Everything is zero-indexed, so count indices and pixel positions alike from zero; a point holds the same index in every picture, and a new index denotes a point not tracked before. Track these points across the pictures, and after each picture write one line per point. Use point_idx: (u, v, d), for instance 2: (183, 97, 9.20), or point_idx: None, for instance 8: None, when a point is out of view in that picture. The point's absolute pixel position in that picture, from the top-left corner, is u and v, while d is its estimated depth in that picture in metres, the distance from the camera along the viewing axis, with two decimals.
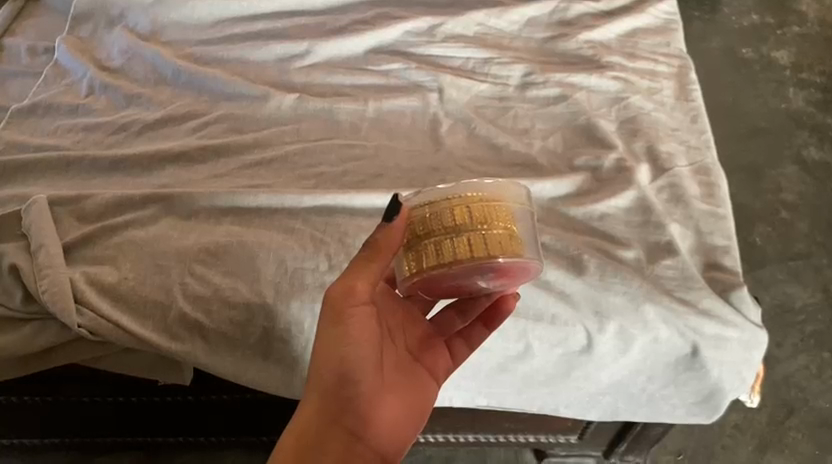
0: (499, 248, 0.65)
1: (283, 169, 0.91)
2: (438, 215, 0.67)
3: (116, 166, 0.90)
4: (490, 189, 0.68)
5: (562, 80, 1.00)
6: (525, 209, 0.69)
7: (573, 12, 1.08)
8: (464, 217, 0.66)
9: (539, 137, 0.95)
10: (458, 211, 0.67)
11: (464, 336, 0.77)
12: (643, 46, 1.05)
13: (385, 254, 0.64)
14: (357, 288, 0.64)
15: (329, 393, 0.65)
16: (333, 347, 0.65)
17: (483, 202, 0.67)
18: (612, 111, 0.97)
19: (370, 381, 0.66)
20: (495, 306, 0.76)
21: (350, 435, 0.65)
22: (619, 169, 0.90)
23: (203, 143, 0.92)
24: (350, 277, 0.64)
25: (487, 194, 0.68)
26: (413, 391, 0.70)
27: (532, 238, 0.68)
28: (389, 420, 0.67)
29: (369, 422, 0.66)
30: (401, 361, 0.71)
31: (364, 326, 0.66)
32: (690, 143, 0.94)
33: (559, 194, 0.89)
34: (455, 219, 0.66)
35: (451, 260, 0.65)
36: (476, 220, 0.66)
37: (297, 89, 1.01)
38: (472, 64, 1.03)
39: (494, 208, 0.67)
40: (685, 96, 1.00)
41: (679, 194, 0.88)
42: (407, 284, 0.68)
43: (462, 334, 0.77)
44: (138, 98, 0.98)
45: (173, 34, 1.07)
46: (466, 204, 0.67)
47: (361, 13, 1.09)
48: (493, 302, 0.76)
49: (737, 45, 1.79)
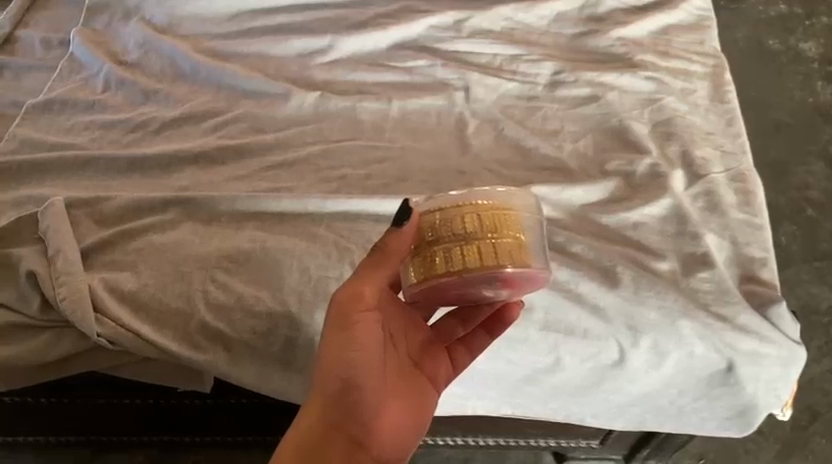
0: (508, 258, 0.63)
1: (306, 171, 0.88)
2: (447, 220, 0.65)
3: (134, 166, 0.88)
4: (501, 195, 0.66)
5: (593, 79, 0.96)
6: (536, 218, 0.67)
7: (604, 7, 1.04)
8: (475, 224, 0.64)
9: (569, 139, 0.92)
10: (468, 217, 0.64)
11: (465, 343, 0.75)
12: (676, 43, 1.02)
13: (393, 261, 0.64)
14: (365, 293, 0.64)
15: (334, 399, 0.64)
16: (339, 352, 0.64)
17: (494, 209, 0.65)
18: (645, 113, 0.94)
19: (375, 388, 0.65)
20: (498, 315, 0.74)
21: (351, 442, 0.64)
22: (653, 175, 0.87)
23: (224, 143, 0.90)
24: (358, 283, 0.64)
25: (498, 202, 0.65)
26: (416, 399, 0.70)
27: (542, 248, 0.66)
28: (391, 428, 0.66)
29: (373, 429, 0.65)
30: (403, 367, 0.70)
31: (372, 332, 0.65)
32: (726, 148, 0.91)
33: (591, 200, 0.86)
34: (464, 226, 0.64)
35: (459, 268, 0.63)
36: (487, 227, 0.63)
37: (319, 86, 0.98)
38: (499, 61, 1.00)
39: (505, 216, 0.65)
40: (720, 97, 0.96)
41: (715, 202, 0.85)
42: (413, 292, 0.66)
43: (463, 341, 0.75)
44: (156, 95, 0.95)
45: (191, 26, 1.03)
46: (477, 211, 0.64)
47: (385, 6, 1.06)
48: (496, 311, 0.74)
49: (764, 35, 1.74)
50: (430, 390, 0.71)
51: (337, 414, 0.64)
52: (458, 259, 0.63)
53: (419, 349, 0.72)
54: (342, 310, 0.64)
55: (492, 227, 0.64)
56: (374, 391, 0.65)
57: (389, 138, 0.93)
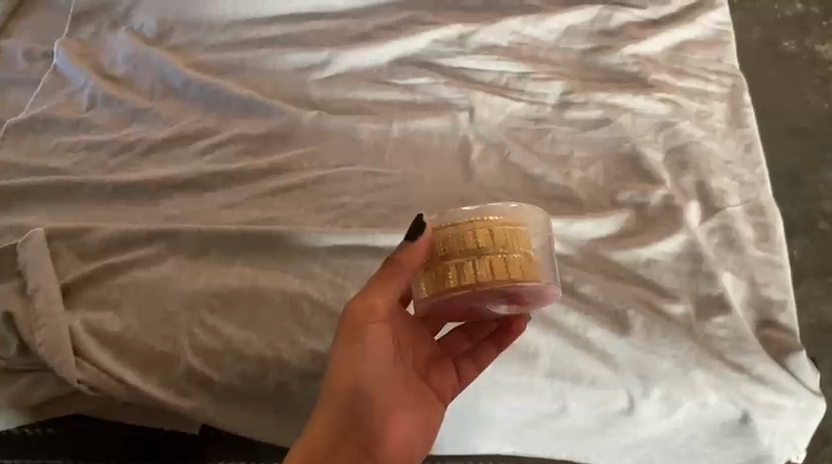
0: (519, 272, 0.63)
1: (301, 199, 0.84)
2: (459, 236, 0.65)
3: (120, 193, 0.83)
4: (513, 211, 0.66)
5: (604, 100, 0.91)
6: (546, 234, 0.66)
7: (617, 21, 0.99)
8: (486, 240, 0.64)
9: (578, 166, 0.88)
10: (479, 233, 0.64)
11: (473, 355, 0.72)
12: (692, 61, 0.97)
13: (404, 272, 0.64)
14: (378, 304, 0.64)
15: (343, 408, 0.63)
16: (350, 363, 0.63)
17: (505, 225, 0.65)
18: (659, 138, 0.89)
19: (385, 398, 0.65)
20: (506, 327, 0.71)
21: (360, 452, 0.63)
22: (666, 208, 0.83)
23: (215, 168, 0.85)
24: (369, 294, 0.64)
25: (508, 218, 0.65)
26: (424, 411, 0.68)
27: (552, 263, 0.66)
28: (398, 440, 0.65)
29: (381, 440, 0.64)
30: (411, 380, 0.68)
31: (381, 344, 0.65)
32: (744, 178, 0.86)
33: (602, 234, 0.81)
34: (476, 242, 0.64)
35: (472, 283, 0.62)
36: (499, 243, 0.64)
37: (315, 104, 0.93)
38: (506, 79, 0.95)
39: (517, 232, 0.65)
40: (738, 121, 0.91)
41: (732, 238, 0.81)
42: (425, 305, 0.65)
43: (470, 355, 0.72)
44: (144, 114, 0.90)
45: (182, 37, 0.98)
46: (488, 227, 0.64)
47: (386, 17, 1.00)
48: (504, 323, 0.72)
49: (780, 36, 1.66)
50: (438, 404, 0.69)
51: (346, 423, 0.63)
52: (470, 275, 0.63)
53: (425, 362, 0.71)
54: (355, 321, 0.64)
55: (503, 243, 0.64)
56: (383, 401, 0.65)
57: (389, 162, 0.88)
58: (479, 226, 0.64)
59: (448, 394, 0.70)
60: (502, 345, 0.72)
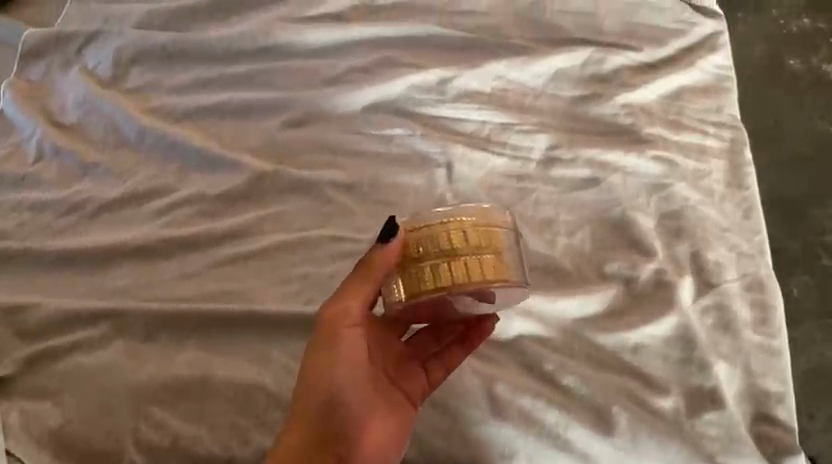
0: (496, 273, 0.60)
1: (263, 269, 0.77)
2: (432, 234, 0.61)
3: (65, 261, 0.77)
4: (484, 209, 0.62)
5: (593, 157, 0.85)
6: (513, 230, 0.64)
7: (609, 64, 0.92)
8: (462, 240, 0.60)
9: (564, 231, 0.81)
10: (453, 233, 0.60)
11: (441, 356, 0.69)
12: (690, 111, 0.89)
13: (378, 273, 0.62)
14: (350, 307, 0.63)
15: (316, 417, 0.61)
16: (321, 367, 0.62)
17: (477, 222, 0.61)
18: (652, 201, 0.82)
19: (358, 403, 0.63)
20: (475, 325, 0.69)
21: (334, 462, 0.61)
22: (657, 284, 0.76)
23: (168, 233, 0.78)
24: (341, 299, 0.63)
25: (479, 215, 0.62)
26: (396, 417, 0.65)
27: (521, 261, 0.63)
28: (374, 443, 0.63)
29: (355, 444, 0.62)
30: (381, 384, 0.66)
31: (354, 349, 0.63)
32: (742, 249, 0.80)
33: (587, 314, 0.75)
34: (451, 242, 0.60)
35: (449, 285, 0.59)
36: (475, 242, 0.60)
37: (281, 156, 0.86)
38: (488, 131, 0.88)
39: (491, 230, 0.61)
40: (737, 182, 0.85)
41: (728, 319, 0.75)
42: (395, 309, 0.63)
43: (439, 356, 0.69)
44: (95, 168, 0.83)
45: (138, 78, 0.90)
46: (462, 226, 0.61)
47: (361, 57, 0.93)
48: (472, 322, 0.69)
49: None
50: (408, 407, 0.66)
51: (319, 428, 0.61)
52: (447, 276, 0.60)
53: (394, 361, 0.68)
54: (327, 323, 0.63)
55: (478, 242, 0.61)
56: (358, 402, 0.63)
57: (358, 225, 0.81)
58: (452, 224, 0.61)
59: (417, 398, 0.67)
60: (471, 348, 0.70)
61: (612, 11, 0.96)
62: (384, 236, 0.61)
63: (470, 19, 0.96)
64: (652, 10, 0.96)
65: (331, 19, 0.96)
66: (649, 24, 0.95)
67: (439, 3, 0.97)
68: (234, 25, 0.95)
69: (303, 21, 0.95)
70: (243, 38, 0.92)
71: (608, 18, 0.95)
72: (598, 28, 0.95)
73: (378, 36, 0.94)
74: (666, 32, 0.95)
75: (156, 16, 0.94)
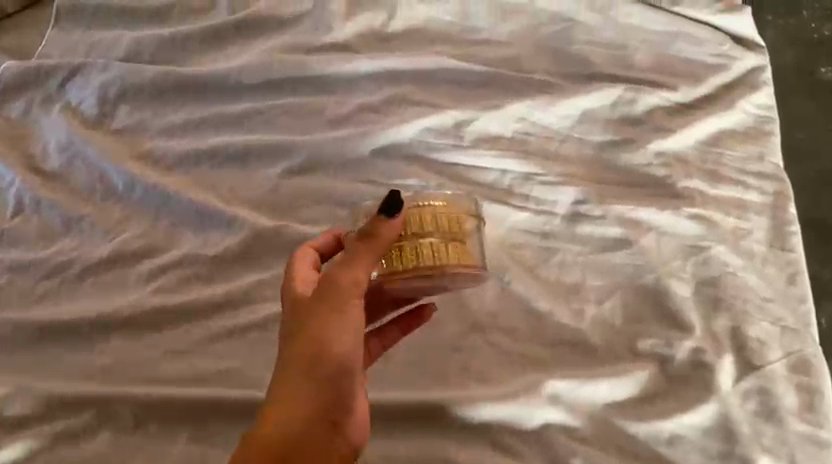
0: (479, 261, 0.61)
1: (262, 342, 0.70)
2: (421, 215, 0.60)
3: (46, 334, 0.70)
4: (450, 196, 0.63)
5: (624, 214, 0.77)
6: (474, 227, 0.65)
7: (642, 105, 0.84)
8: (452, 225, 0.60)
9: (592, 299, 0.74)
10: (443, 216, 0.60)
11: (379, 332, 0.67)
12: (730, 159, 0.82)
13: (379, 251, 0.56)
14: (356, 276, 0.55)
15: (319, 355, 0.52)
16: (334, 341, 0.53)
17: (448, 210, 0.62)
18: (689, 266, 0.75)
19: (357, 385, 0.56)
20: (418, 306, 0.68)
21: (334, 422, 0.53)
22: (695, 365, 0.70)
23: (160, 302, 0.71)
24: (348, 268, 0.55)
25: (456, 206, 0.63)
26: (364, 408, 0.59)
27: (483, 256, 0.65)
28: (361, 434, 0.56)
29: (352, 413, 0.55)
30: None
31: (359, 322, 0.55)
32: (786, 322, 0.73)
33: (617, 399, 0.68)
34: (443, 224, 0.60)
35: (445, 264, 0.58)
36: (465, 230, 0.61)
37: (282, 209, 0.78)
38: (509, 181, 0.80)
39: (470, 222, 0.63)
40: (781, 242, 0.78)
41: (772, 407, 0.68)
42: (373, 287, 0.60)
43: (379, 333, 0.67)
44: (79, 223, 0.76)
45: (126, 117, 0.82)
46: (450, 212, 0.61)
47: (370, 94, 0.85)
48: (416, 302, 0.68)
49: None
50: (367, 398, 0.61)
51: (330, 414, 0.53)
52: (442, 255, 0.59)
53: None
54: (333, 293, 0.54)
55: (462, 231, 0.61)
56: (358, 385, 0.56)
57: None
58: (440, 208, 0.61)
59: None
60: (408, 331, 0.68)
61: (642, 43, 0.88)
62: (388, 212, 0.56)
63: (489, 50, 0.88)
64: (689, 41, 0.88)
65: (337, 48, 0.87)
66: (685, 57, 0.87)
67: (454, 33, 0.89)
68: (232, 56, 0.87)
69: (306, 51, 0.87)
70: (241, 72, 0.84)
71: (639, 52, 0.87)
72: (628, 62, 0.87)
73: (389, 71, 0.85)
74: (705, 67, 0.87)
75: (146, 44, 0.86)
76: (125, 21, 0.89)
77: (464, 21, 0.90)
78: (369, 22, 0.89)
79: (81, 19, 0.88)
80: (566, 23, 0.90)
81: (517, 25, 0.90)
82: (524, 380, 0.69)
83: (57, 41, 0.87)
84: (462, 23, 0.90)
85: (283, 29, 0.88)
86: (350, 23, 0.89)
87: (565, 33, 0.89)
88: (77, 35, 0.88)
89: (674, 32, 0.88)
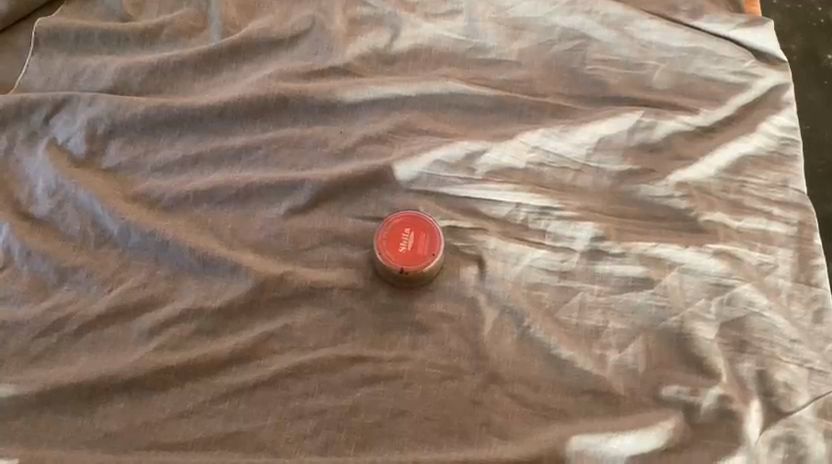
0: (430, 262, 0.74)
1: (271, 401, 0.67)
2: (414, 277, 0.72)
3: (46, 400, 0.66)
4: (438, 291, 0.73)
5: (646, 251, 0.74)
6: (472, 269, 0.74)
7: (661, 131, 0.80)
8: (430, 274, 0.73)
9: (613, 344, 0.71)
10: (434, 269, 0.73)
11: (411, 241, 0.73)
12: (754, 187, 0.79)
13: None
14: None
15: None
16: None
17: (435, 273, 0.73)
18: (713, 305, 0.72)
19: None
20: (417, 239, 0.73)
21: None
22: (721, 414, 0.68)
23: (164, 361, 0.68)
24: None
25: (451, 273, 0.74)
26: None
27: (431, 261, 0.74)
28: None
29: None
30: None
31: None
32: (813, 364, 0.71)
33: (643, 451, 0.66)
34: (432, 271, 0.73)
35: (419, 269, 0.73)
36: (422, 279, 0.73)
37: (287, 252, 0.74)
38: (525, 216, 0.77)
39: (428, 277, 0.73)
40: (808, 276, 0.75)
41: (799, 455, 0.67)
42: None
43: (412, 237, 0.73)
44: (73, 273, 0.72)
45: (118, 155, 0.78)
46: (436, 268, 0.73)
47: (375, 123, 0.81)
48: (416, 238, 0.73)
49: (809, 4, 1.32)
50: None
51: None
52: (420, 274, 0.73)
53: None
54: None
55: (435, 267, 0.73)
56: None
57: (381, 342, 0.71)
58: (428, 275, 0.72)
59: None
60: (383, 245, 0.73)
61: (659, 61, 0.84)
62: None
63: (498, 71, 0.85)
64: (708, 58, 0.85)
65: (338, 73, 0.83)
66: (705, 75, 0.84)
67: (461, 52, 0.86)
68: (228, 83, 0.82)
69: (308, 77, 0.82)
70: (239, 103, 0.79)
71: (657, 71, 0.84)
72: (645, 82, 0.84)
73: (394, 98, 0.81)
74: (725, 87, 0.84)
75: (134, 71, 0.81)
76: (110, 47, 0.83)
77: (471, 39, 0.86)
78: (369, 43, 0.85)
79: (63, 45, 0.83)
80: (578, 39, 0.85)
81: (526, 43, 0.86)
82: (546, 438, 0.66)
83: (38, 68, 0.82)
84: (470, 42, 0.86)
85: (282, 54, 0.84)
86: (352, 44, 0.84)
87: (578, 51, 0.85)
88: (58, 63, 0.82)
89: (694, 49, 0.85)
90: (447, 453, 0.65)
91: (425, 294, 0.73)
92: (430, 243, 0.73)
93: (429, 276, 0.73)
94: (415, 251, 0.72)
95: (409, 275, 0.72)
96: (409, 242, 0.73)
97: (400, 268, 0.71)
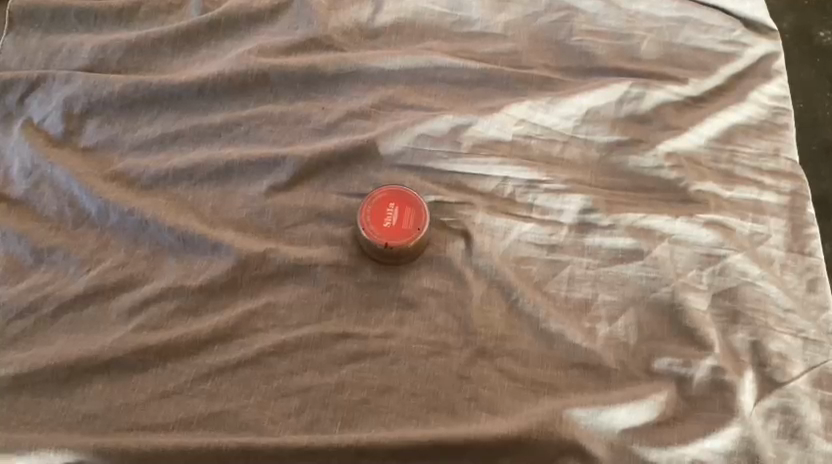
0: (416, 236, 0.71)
1: (254, 380, 0.65)
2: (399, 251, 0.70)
3: (23, 382, 0.64)
4: (425, 266, 0.72)
5: (634, 222, 0.73)
6: (460, 245, 0.72)
7: (649, 101, 0.79)
8: (415, 249, 0.71)
9: (604, 317, 0.70)
10: (419, 243, 0.71)
11: (397, 217, 0.71)
12: (745, 157, 0.78)
13: None
14: None
15: None
16: None
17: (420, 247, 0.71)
18: (705, 277, 0.71)
19: None
20: (403, 216, 0.71)
21: None
22: (716, 386, 0.66)
23: (145, 341, 0.66)
24: None
25: (438, 248, 0.72)
26: None
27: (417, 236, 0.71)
28: None
29: None
30: None
31: None
32: (806, 333, 0.69)
33: (636, 425, 0.64)
34: (417, 246, 0.71)
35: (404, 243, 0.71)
36: (407, 253, 0.71)
37: (269, 231, 0.73)
38: (513, 190, 0.75)
39: (413, 251, 0.71)
40: (800, 245, 0.74)
41: (795, 426, 0.65)
42: None
43: (398, 212, 0.72)
44: (50, 254, 0.70)
45: (96, 133, 0.76)
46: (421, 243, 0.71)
47: (358, 98, 0.79)
48: (402, 214, 0.71)
49: None
50: None
51: None
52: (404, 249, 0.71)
53: None
54: None
55: (421, 242, 0.71)
56: None
57: (367, 319, 0.69)
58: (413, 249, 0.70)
59: None
60: (368, 220, 0.71)
61: (647, 31, 0.84)
62: None
63: (484, 44, 0.84)
64: (696, 28, 0.85)
65: (320, 47, 0.81)
66: (693, 45, 0.84)
67: (445, 25, 0.85)
68: (208, 60, 0.81)
69: (288, 52, 0.80)
70: (219, 79, 0.77)
71: (645, 41, 0.83)
72: (632, 53, 0.83)
73: (377, 72, 0.80)
74: (714, 56, 0.83)
75: (111, 49, 0.79)
76: (86, 25, 0.82)
77: (455, 12, 0.85)
78: (352, 18, 0.84)
79: (38, 24, 0.81)
80: (564, 11, 0.85)
81: (511, 15, 0.85)
82: (535, 412, 0.64)
83: (13, 48, 0.80)
84: (454, 15, 0.85)
85: (263, 29, 0.83)
86: (333, 18, 0.83)
87: (564, 22, 0.84)
88: (34, 41, 0.81)
89: (681, 19, 0.85)
90: (435, 429, 0.63)
91: (412, 270, 0.71)
92: (416, 220, 0.71)
93: (414, 250, 0.71)
94: (399, 230, 0.70)
95: (394, 251, 0.70)
96: (395, 218, 0.71)
97: (384, 243, 0.70)
